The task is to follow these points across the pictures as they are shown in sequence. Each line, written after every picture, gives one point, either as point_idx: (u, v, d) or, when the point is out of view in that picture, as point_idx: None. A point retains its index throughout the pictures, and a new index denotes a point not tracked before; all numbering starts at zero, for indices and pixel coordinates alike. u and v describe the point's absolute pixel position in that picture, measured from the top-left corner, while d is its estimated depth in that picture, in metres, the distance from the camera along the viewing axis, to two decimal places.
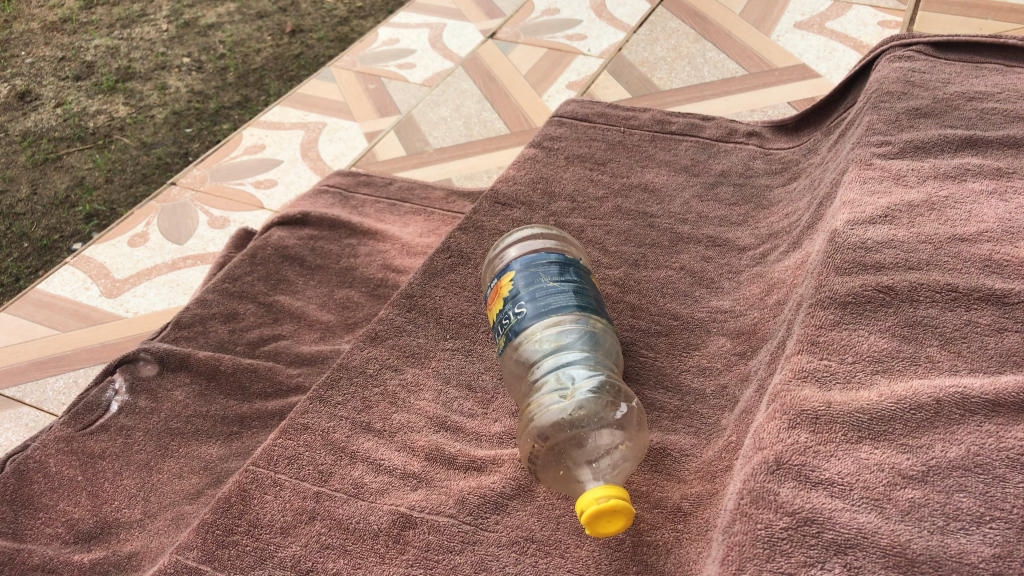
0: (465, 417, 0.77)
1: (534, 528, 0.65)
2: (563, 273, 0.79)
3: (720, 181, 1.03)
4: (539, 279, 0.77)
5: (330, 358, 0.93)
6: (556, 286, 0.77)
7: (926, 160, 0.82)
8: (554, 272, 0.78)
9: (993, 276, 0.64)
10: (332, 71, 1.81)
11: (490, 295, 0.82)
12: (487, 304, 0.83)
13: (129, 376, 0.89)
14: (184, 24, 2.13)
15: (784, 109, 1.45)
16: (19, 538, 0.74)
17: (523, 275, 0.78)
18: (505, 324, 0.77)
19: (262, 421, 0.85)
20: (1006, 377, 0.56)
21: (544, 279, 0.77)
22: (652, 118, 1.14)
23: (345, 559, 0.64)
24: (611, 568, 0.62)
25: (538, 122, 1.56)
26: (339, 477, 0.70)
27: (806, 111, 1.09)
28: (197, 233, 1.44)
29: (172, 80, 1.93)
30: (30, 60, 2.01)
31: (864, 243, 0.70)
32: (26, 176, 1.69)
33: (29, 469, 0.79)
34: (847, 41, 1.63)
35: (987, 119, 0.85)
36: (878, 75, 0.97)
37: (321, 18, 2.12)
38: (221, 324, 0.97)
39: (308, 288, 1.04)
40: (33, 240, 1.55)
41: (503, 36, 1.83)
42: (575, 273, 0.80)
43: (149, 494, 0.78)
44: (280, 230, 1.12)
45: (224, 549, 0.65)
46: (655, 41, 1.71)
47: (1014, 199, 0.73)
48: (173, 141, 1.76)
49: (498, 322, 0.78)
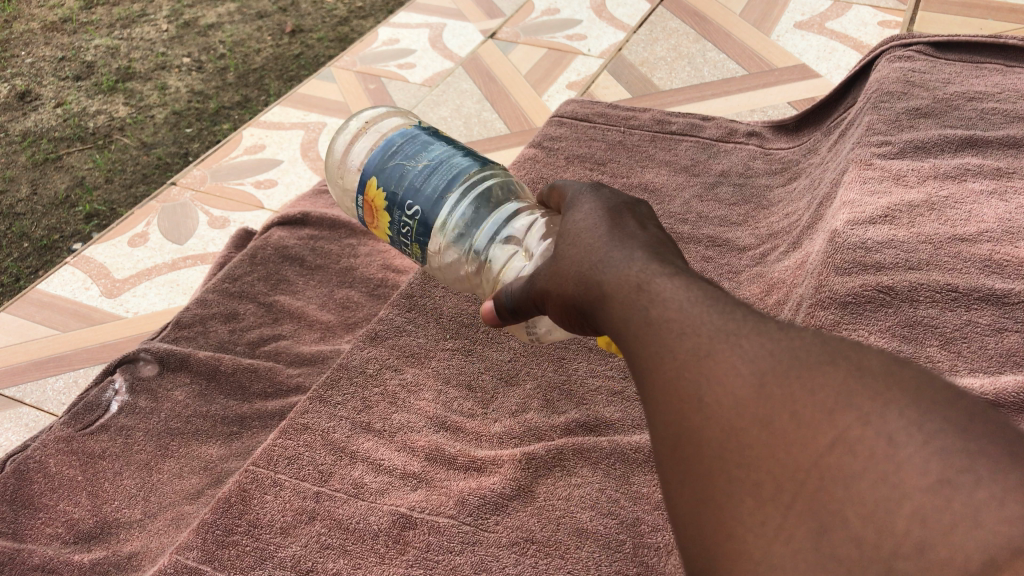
0: (465, 416, 0.77)
1: (535, 528, 0.65)
2: (416, 150, 0.80)
3: (720, 181, 1.02)
4: (407, 170, 0.78)
5: (330, 358, 0.93)
6: (432, 160, 0.79)
7: (926, 159, 0.82)
8: (412, 151, 0.80)
9: (993, 277, 0.65)
10: (332, 71, 1.81)
11: (360, 209, 0.82)
12: (365, 218, 0.83)
13: (128, 376, 0.89)
14: (184, 24, 2.13)
15: (784, 109, 1.46)
16: (20, 538, 0.74)
17: (390, 169, 0.79)
18: (407, 231, 0.78)
19: (263, 420, 0.86)
20: (1006, 377, 0.57)
21: (410, 165, 0.79)
22: (652, 118, 1.14)
23: (345, 559, 0.64)
24: (612, 569, 0.63)
25: (538, 122, 1.57)
26: (339, 477, 0.70)
27: (806, 111, 1.08)
28: (197, 233, 1.44)
29: (172, 80, 1.93)
30: (30, 60, 2.01)
31: (864, 243, 0.70)
32: (26, 176, 1.69)
33: (29, 469, 0.79)
34: (847, 41, 1.63)
35: (987, 120, 0.86)
36: (878, 75, 0.96)
37: (321, 18, 2.12)
38: (221, 324, 0.97)
39: (308, 288, 1.04)
40: (33, 240, 1.55)
41: (503, 36, 1.83)
42: (429, 137, 0.82)
43: (150, 494, 0.78)
44: (280, 230, 1.11)
45: (224, 549, 0.65)
46: (655, 41, 1.71)
47: (1014, 199, 0.73)
48: (173, 141, 1.76)
49: (396, 230, 0.79)
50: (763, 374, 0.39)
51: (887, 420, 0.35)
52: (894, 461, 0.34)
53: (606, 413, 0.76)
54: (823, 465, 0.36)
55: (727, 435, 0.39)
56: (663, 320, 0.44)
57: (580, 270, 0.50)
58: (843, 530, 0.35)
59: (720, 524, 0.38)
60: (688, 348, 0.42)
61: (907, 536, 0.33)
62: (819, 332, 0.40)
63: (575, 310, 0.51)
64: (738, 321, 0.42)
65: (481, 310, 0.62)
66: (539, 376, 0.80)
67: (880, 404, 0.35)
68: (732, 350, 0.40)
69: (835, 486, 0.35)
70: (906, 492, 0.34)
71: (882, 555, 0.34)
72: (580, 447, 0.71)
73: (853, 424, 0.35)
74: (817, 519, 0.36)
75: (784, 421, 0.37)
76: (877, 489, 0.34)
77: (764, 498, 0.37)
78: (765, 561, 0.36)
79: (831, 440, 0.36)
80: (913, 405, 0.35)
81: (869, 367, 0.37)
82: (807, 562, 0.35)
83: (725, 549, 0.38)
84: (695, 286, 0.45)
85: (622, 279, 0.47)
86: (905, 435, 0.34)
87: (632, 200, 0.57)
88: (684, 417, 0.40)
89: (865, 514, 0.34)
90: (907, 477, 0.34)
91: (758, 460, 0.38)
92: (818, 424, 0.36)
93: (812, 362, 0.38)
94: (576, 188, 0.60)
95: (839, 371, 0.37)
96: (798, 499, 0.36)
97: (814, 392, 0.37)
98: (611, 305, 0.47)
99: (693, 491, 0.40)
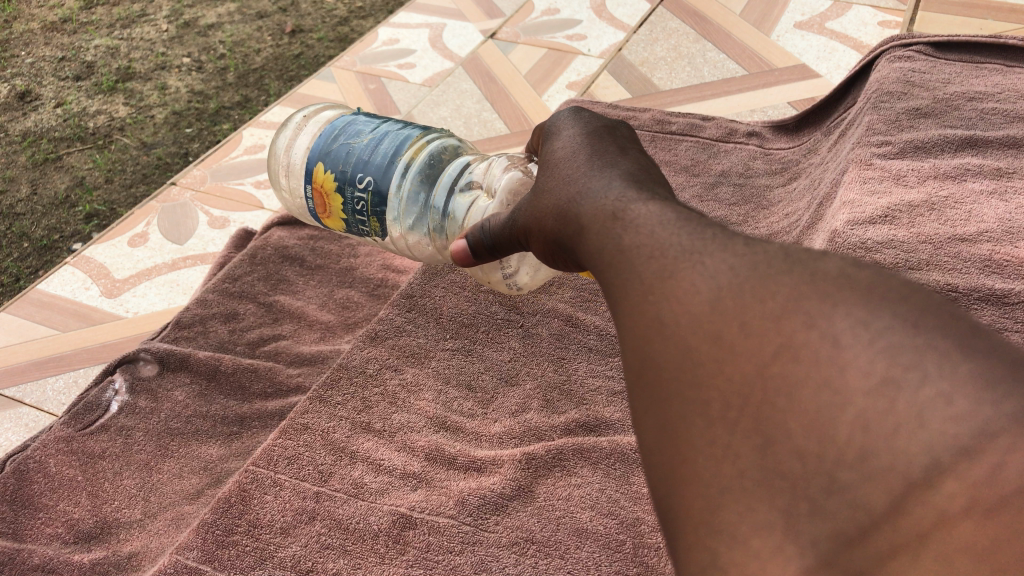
0: (465, 416, 0.77)
1: (534, 529, 0.65)
2: (358, 132, 0.83)
3: (720, 181, 1.02)
4: (353, 148, 0.80)
5: (330, 358, 0.93)
6: (374, 134, 0.82)
7: (926, 160, 0.82)
8: (354, 131, 0.83)
9: (993, 277, 0.66)
10: (332, 71, 1.81)
11: (311, 200, 0.82)
12: (313, 209, 0.83)
13: (128, 376, 0.89)
14: (184, 23, 2.13)
15: (785, 109, 1.46)
16: (19, 538, 0.74)
17: (337, 150, 0.81)
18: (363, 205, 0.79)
19: (263, 421, 0.86)
20: None
21: (355, 142, 0.81)
22: (652, 118, 1.14)
23: (345, 560, 0.64)
24: (612, 569, 0.63)
25: (538, 122, 1.57)
26: (339, 477, 0.70)
27: (806, 111, 1.08)
28: (197, 233, 1.44)
29: (172, 80, 1.93)
30: (30, 60, 2.01)
31: (865, 243, 0.71)
32: (26, 176, 1.69)
33: (29, 469, 0.79)
34: (847, 41, 1.63)
35: (987, 120, 0.86)
36: (878, 75, 0.96)
37: (321, 18, 2.12)
38: (221, 324, 0.97)
39: (308, 288, 1.04)
40: (33, 240, 1.55)
41: (503, 36, 1.83)
42: (365, 118, 0.85)
43: (149, 494, 0.78)
44: (280, 230, 1.11)
45: (224, 549, 0.65)
46: (655, 41, 1.71)
47: (1014, 199, 0.74)
48: (173, 141, 1.76)
49: (351, 209, 0.80)
50: (721, 290, 0.37)
51: (833, 321, 0.34)
52: (838, 365, 0.33)
53: (607, 413, 0.76)
54: (770, 376, 0.35)
55: (683, 354, 0.37)
56: (634, 247, 0.42)
57: (559, 205, 0.49)
58: (787, 442, 0.34)
59: (673, 448, 0.37)
60: (653, 272, 0.40)
61: (848, 441, 0.33)
62: (785, 246, 0.38)
63: (554, 243, 0.50)
64: (707, 241, 0.39)
65: (452, 248, 0.61)
66: (540, 377, 0.80)
67: (829, 307, 0.34)
68: (693, 270, 0.39)
69: (779, 397, 0.34)
70: (848, 397, 0.33)
71: (823, 463, 0.34)
72: (580, 447, 0.71)
73: (799, 328, 0.35)
74: (763, 434, 0.35)
75: (735, 334, 0.36)
76: (819, 397, 0.33)
77: (713, 416, 0.36)
78: (715, 482, 0.35)
79: (778, 347, 0.35)
80: (862, 305, 0.34)
81: (823, 273, 0.35)
82: (754, 478, 0.35)
83: (679, 475, 0.36)
84: (669, 210, 0.43)
85: (599, 209, 0.46)
86: (851, 336, 0.33)
87: (612, 123, 0.56)
88: (647, 339, 0.39)
89: (808, 423, 0.34)
90: (849, 381, 0.33)
91: (709, 377, 0.36)
92: (765, 332, 0.35)
93: (769, 275, 0.37)
94: (557, 115, 0.59)
95: (794, 279, 0.36)
96: (746, 414, 0.35)
97: (765, 300, 0.36)
98: (587, 238, 0.45)
99: (649, 417, 0.38)
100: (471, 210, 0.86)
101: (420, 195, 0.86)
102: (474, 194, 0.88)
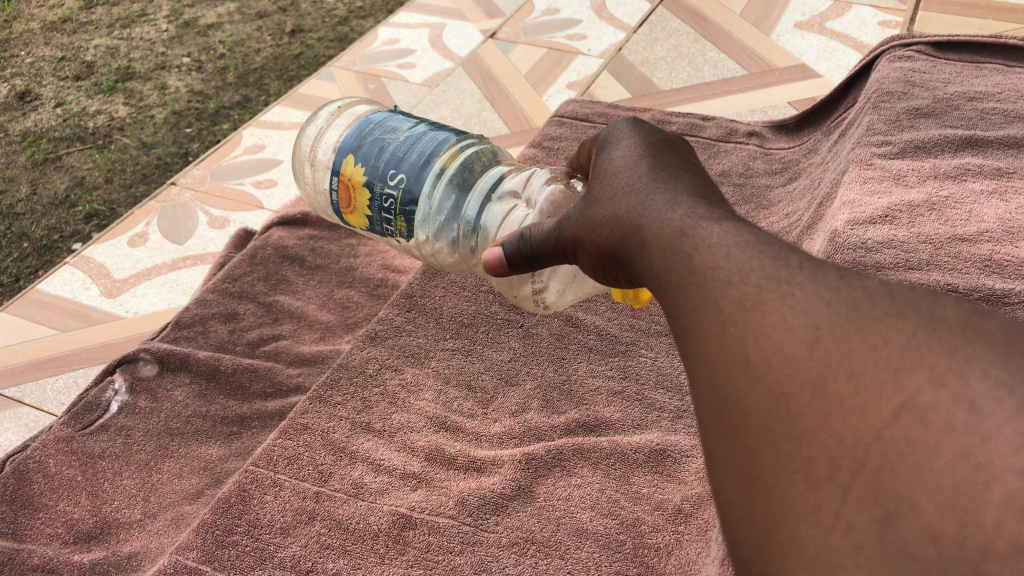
0: (465, 417, 0.77)
1: (534, 529, 0.65)
2: (395, 129, 0.83)
3: (721, 181, 1.02)
4: (387, 146, 0.80)
5: (330, 358, 0.93)
6: (411, 132, 0.82)
7: (926, 160, 0.82)
8: (389, 127, 0.83)
9: (993, 277, 0.66)
10: (332, 71, 1.80)
11: (336, 193, 0.81)
12: (337, 204, 0.82)
13: (128, 376, 0.88)
14: (184, 24, 2.12)
15: (784, 109, 1.46)
16: (20, 538, 0.74)
17: (369, 145, 0.80)
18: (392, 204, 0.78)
19: (262, 421, 0.86)
20: None
21: (390, 139, 0.81)
22: (653, 118, 1.14)
23: (345, 560, 0.64)
24: (612, 569, 0.62)
25: (538, 122, 1.57)
26: (339, 477, 0.70)
27: (806, 112, 1.08)
28: (197, 233, 1.43)
29: (172, 81, 1.93)
30: (30, 60, 2.01)
31: (865, 244, 0.71)
32: (26, 176, 1.69)
33: (29, 469, 0.79)
34: (846, 41, 1.63)
35: (987, 120, 0.86)
36: (877, 75, 0.96)
37: (321, 18, 2.12)
38: (221, 324, 0.97)
39: (308, 288, 1.04)
40: (34, 240, 1.55)
41: (503, 36, 1.83)
42: (402, 116, 0.85)
43: (149, 494, 0.78)
44: (280, 230, 1.11)
45: (224, 549, 0.65)
46: (655, 41, 1.71)
47: (1014, 199, 0.73)
48: (173, 141, 1.76)
49: (378, 206, 0.79)
50: (819, 328, 0.36)
51: (968, 380, 0.33)
52: (980, 435, 0.32)
53: (606, 413, 0.76)
54: (889, 438, 0.34)
55: (779, 405, 0.36)
56: (708, 269, 0.41)
57: (617, 215, 0.48)
58: (913, 519, 0.33)
59: (768, 508, 0.36)
60: (734, 300, 0.39)
61: (999, 528, 0.32)
62: (884, 280, 0.37)
63: (609, 256, 0.49)
64: (794, 268, 0.38)
65: (485, 256, 0.58)
66: (539, 376, 0.80)
67: (961, 364, 0.34)
68: (782, 302, 0.37)
69: (902, 464, 0.34)
70: (996, 474, 0.32)
71: (964, 550, 0.33)
72: (580, 447, 0.71)
73: (925, 387, 0.34)
74: (883, 507, 0.34)
75: (842, 386, 0.35)
76: (957, 471, 0.33)
77: (819, 479, 0.35)
78: (823, 554, 0.35)
79: (900, 407, 0.34)
80: (1001, 365, 0.33)
81: (945, 322, 0.35)
82: (874, 556, 0.34)
83: (775, 541, 0.36)
84: (746, 230, 0.41)
85: (659, 228, 0.45)
86: (992, 402, 0.33)
87: (672, 136, 0.55)
88: (729, 380, 0.38)
89: (942, 501, 0.33)
90: (998, 457, 0.32)
91: (811, 433, 0.35)
92: (881, 387, 0.34)
93: (877, 317, 0.36)
94: (614, 124, 0.58)
95: (911, 324, 0.35)
96: (860, 480, 0.34)
97: (877, 348, 0.35)
98: (651, 254, 0.44)
99: (738, 469, 0.38)
100: (507, 219, 0.85)
101: (450, 199, 0.85)
102: (511, 203, 0.87)
